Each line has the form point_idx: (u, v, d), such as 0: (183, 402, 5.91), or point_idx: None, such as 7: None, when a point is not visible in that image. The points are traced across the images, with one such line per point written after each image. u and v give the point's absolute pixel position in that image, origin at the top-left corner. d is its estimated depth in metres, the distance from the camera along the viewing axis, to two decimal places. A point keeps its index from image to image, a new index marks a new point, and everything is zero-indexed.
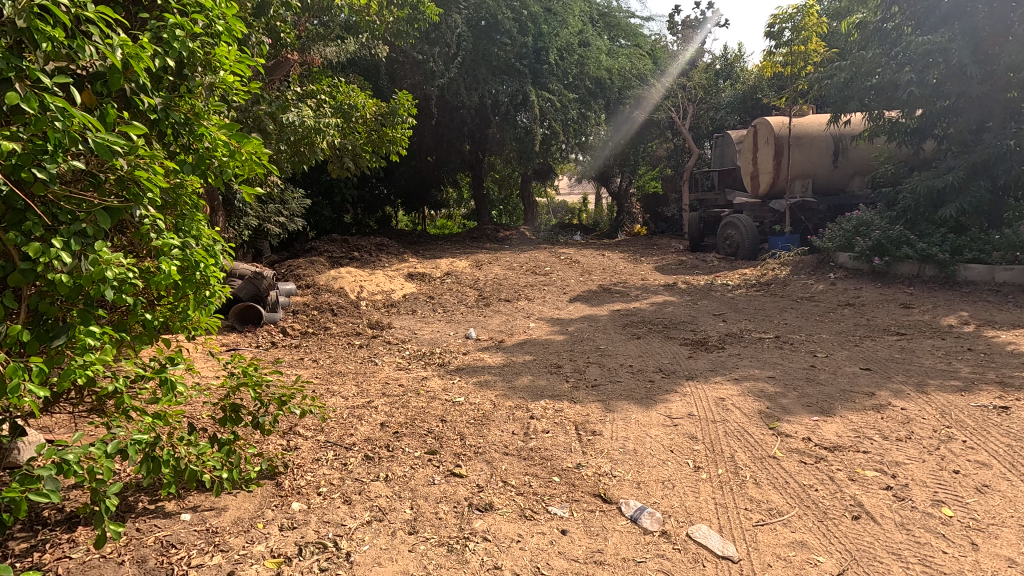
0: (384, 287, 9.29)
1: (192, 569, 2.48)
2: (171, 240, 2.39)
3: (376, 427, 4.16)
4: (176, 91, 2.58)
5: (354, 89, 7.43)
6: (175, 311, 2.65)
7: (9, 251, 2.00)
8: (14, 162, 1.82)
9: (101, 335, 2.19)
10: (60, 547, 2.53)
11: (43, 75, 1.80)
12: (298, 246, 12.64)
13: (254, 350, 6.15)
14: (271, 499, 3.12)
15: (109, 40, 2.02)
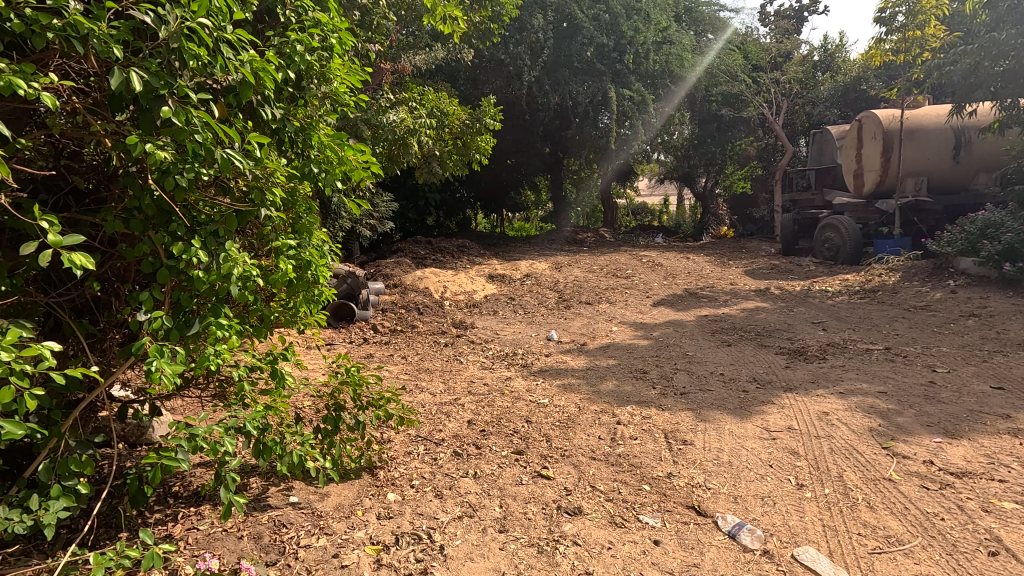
0: (466, 287, 9.50)
1: (301, 549, 2.65)
2: (289, 240, 2.57)
3: (463, 424, 4.25)
4: (293, 101, 2.76)
5: (443, 96, 7.73)
6: (287, 307, 2.84)
7: (156, 249, 2.22)
8: (163, 171, 2.00)
9: (229, 328, 2.38)
10: (189, 519, 2.75)
11: (190, 93, 1.98)
12: (385, 247, 13.19)
13: (348, 345, 6.48)
14: (368, 488, 3.26)
15: (241, 56, 2.15)
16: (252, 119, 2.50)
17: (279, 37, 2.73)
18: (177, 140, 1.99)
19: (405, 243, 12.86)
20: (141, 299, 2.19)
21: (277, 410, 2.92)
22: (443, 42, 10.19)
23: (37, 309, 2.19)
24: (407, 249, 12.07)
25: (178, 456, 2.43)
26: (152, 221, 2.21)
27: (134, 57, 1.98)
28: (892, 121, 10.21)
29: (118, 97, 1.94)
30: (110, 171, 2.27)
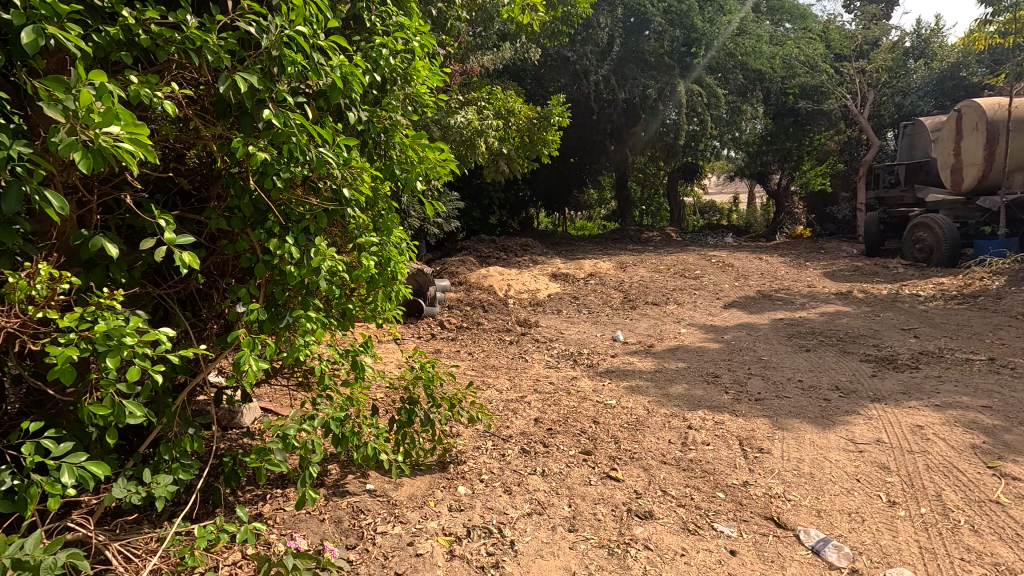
0: (530, 286, 9.52)
1: (378, 535, 2.75)
2: (372, 238, 2.67)
3: (530, 422, 4.26)
4: (377, 103, 2.88)
5: (511, 95, 7.79)
6: (367, 303, 2.96)
7: (254, 244, 2.37)
8: (262, 171, 2.14)
9: (317, 321, 2.50)
10: (276, 500, 2.92)
11: (288, 97, 2.11)
12: (450, 246, 13.45)
13: (417, 340, 6.66)
14: (439, 480, 3.34)
15: (332, 61, 2.26)
16: (340, 122, 2.63)
17: (365, 42, 2.86)
18: (276, 142, 2.12)
19: (470, 241, 13.05)
20: (239, 292, 2.35)
21: (358, 401, 3.04)
22: (511, 41, 10.25)
23: (150, 299, 2.39)
24: (471, 247, 12.25)
25: (278, 457, 2.61)
26: (250, 219, 2.37)
27: (238, 65, 2.12)
28: (998, 110, 9.30)
29: (225, 103, 2.09)
30: (213, 172, 2.44)
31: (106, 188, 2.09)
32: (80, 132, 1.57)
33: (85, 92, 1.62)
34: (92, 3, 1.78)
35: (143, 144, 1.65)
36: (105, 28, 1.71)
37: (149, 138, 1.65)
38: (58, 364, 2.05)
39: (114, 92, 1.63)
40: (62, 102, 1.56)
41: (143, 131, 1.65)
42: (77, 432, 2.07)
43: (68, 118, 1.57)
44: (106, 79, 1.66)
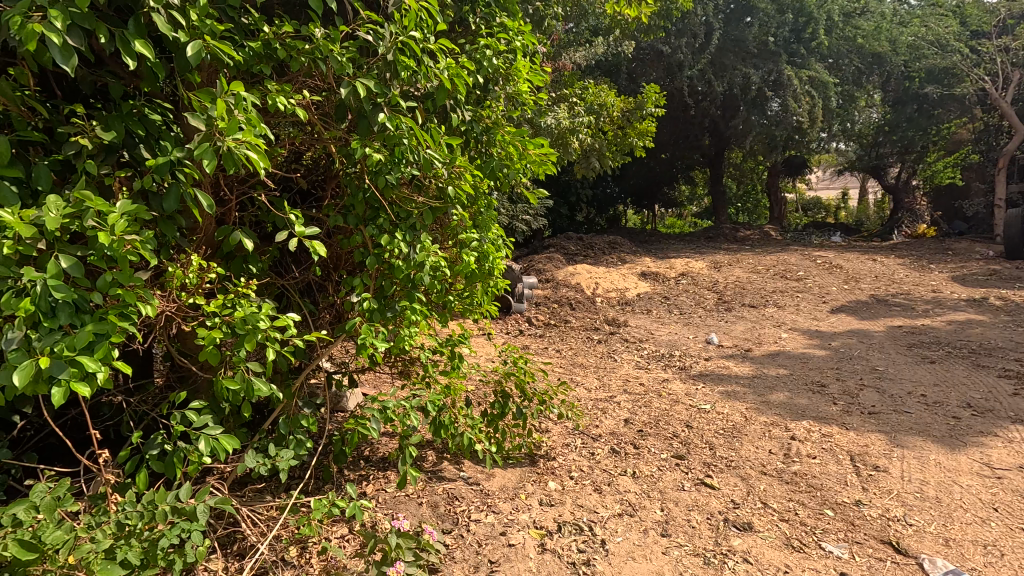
0: (618, 284, 9.35)
1: (472, 522, 2.84)
2: (472, 234, 2.76)
3: (620, 422, 4.20)
4: (479, 103, 2.97)
5: (604, 90, 7.70)
6: (465, 297, 3.05)
7: (365, 240, 2.53)
8: (375, 171, 2.28)
9: (421, 313, 2.62)
10: (379, 480, 3.10)
11: (400, 101, 2.23)
12: (537, 243, 13.52)
13: (506, 336, 6.78)
14: (530, 474, 3.39)
15: (440, 64, 2.35)
16: (446, 123, 2.74)
17: (469, 44, 2.95)
18: (389, 143, 2.24)
19: (557, 239, 13.06)
20: (353, 285, 2.52)
21: (455, 391, 3.15)
22: (604, 36, 10.12)
23: (275, 289, 2.62)
24: (558, 245, 12.24)
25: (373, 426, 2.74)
26: (364, 217, 2.53)
27: (358, 72, 2.27)
28: None
29: (345, 108, 2.24)
30: (331, 172, 2.63)
31: (243, 188, 2.32)
32: (215, 137, 1.72)
33: (227, 102, 1.79)
34: (239, 23, 1.99)
35: (260, 150, 1.76)
36: (248, 44, 1.91)
37: (258, 142, 1.74)
38: (201, 345, 2.31)
39: (247, 102, 1.77)
40: (207, 111, 1.74)
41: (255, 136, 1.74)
42: (215, 406, 2.32)
43: (209, 126, 1.74)
44: (246, 92, 1.82)
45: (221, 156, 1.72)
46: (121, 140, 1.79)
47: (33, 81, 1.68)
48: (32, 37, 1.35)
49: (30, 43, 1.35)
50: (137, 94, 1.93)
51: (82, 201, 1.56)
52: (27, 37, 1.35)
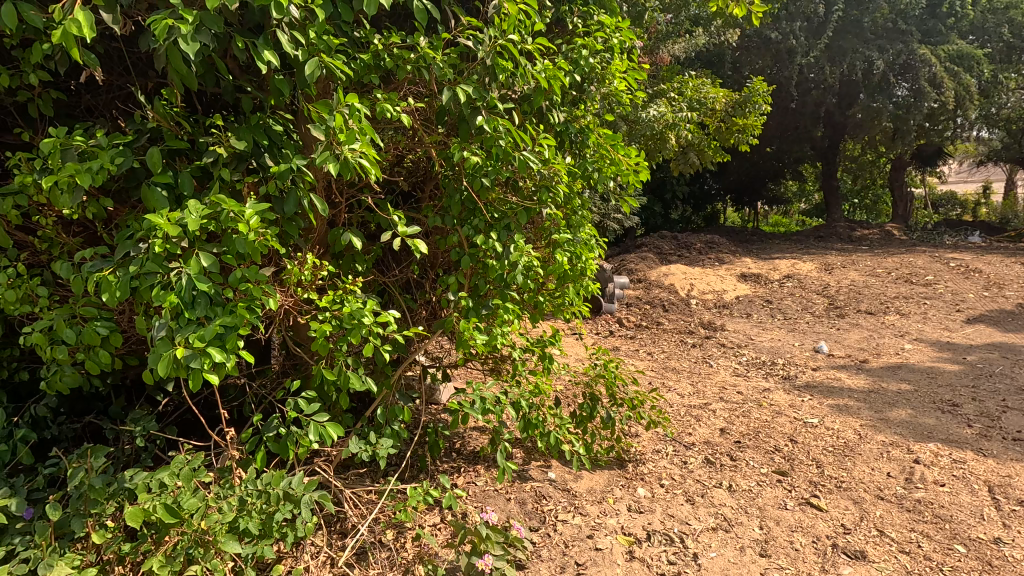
0: (716, 286, 8.89)
1: (559, 523, 2.84)
2: (565, 235, 2.75)
3: (715, 431, 4.01)
4: (574, 103, 2.97)
5: (706, 83, 7.39)
6: (556, 298, 3.05)
7: (461, 240, 2.61)
8: (472, 172, 2.34)
9: (513, 312, 2.65)
10: (468, 473, 3.17)
11: (498, 103, 2.28)
12: (629, 242, 13.20)
13: (596, 336, 6.69)
14: (618, 478, 3.33)
15: (537, 66, 2.36)
16: (541, 124, 2.76)
17: (565, 42, 2.94)
18: (486, 145, 2.30)
19: (650, 238, 12.66)
20: (449, 283, 2.60)
21: (544, 392, 3.15)
22: (706, 26, 9.70)
23: (378, 286, 2.78)
24: (651, 244, 11.87)
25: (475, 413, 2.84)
26: (460, 218, 2.61)
27: (457, 77, 2.34)
28: None
29: (445, 112, 2.32)
30: (430, 174, 2.73)
31: (351, 192, 2.48)
32: (334, 147, 1.87)
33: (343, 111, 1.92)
34: (352, 36, 2.12)
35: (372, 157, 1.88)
36: (360, 56, 2.03)
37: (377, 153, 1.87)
38: (312, 337, 2.50)
39: (359, 112, 1.89)
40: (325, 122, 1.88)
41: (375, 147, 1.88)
42: (323, 394, 2.50)
43: (328, 136, 1.88)
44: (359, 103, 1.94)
45: (339, 164, 1.86)
46: (250, 150, 1.98)
47: (180, 100, 1.90)
48: (165, 29, 1.54)
49: (161, 34, 1.53)
50: (264, 108, 2.12)
51: (217, 204, 1.74)
52: (160, 30, 1.54)
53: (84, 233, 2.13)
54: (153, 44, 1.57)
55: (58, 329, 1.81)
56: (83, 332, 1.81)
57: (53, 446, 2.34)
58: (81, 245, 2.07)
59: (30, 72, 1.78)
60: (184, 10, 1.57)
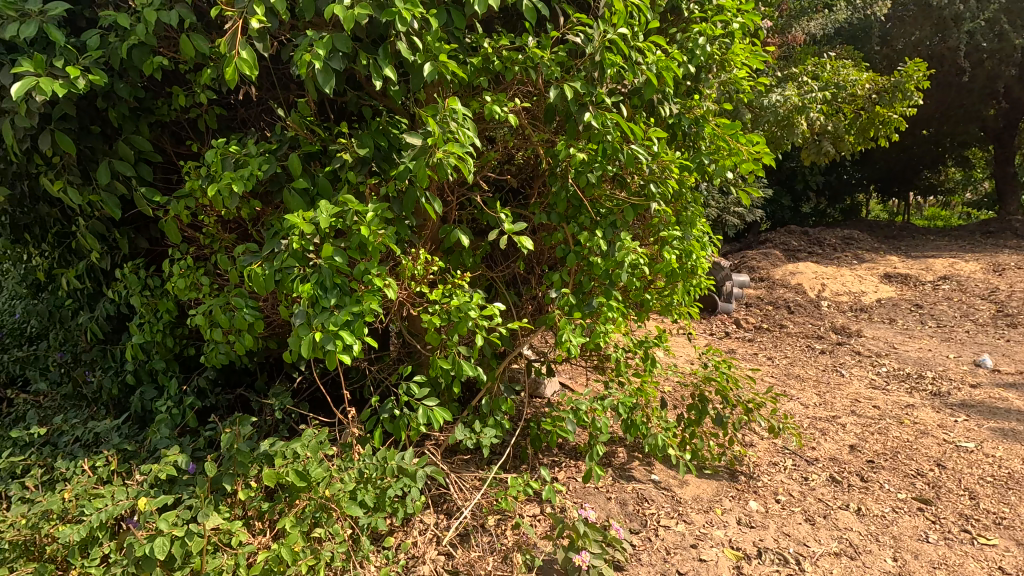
0: (852, 287, 8.00)
1: (661, 528, 2.76)
2: (675, 231, 2.65)
3: (843, 447, 3.64)
4: (690, 94, 2.86)
5: (845, 62, 6.78)
6: (663, 295, 2.95)
7: (567, 236, 2.62)
8: (579, 168, 2.35)
9: (618, 310, 2.60)
10: (570, 468, 3.17)
11: (606, 98, 2.25)
12: (752, 237, 12.31)
13: (710, 337, 6.36)
14: (728, 488, 3.14)
15: (649, 58, 2.30)
16: (653, 117, 2.69)
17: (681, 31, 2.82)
18: (593, 141, 2.29)
19: (777, 233, 11.71)
20: (554, 279, 2.62)
21: (648, 393, 3.06)
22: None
23: (486, 280, 2.89)
24: (777, 240, 10.98)
25: (568, 427, 2.85)
26: (566, 214, 2.63)
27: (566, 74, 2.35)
28: None
29: (553, 110, 2.34)
30: (537, 172, 2.76)
31: (462, 190, 2.59)
32: (429, 151, 1.95)
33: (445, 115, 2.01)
34: (465, 42, 2.21)
35: (463, 162, 1.95)
36: (470, 60, 2.12)
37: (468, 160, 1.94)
38: (424, 327, 2.65)
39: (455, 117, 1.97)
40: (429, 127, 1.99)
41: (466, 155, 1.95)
42: (433, 382, 2.66)
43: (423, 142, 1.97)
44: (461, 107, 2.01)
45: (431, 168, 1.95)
46: (373, 154, 2.15)
47: (312, 111, 2.11)
48: (304, 63, 1.73)
49: (303, 70, 1.72)
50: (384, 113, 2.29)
51: (344, 204, 1.92)
52: (300, 65, 1.74)
53: (237, 230, 2.45)
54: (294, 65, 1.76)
55: (215, 313, 2.10)
56: (235, 316, 2.10)
57: (211, 413, 2.72)
58: (235, 241, 2.37)
59: (199, 93, 2.08)
60: (315, 42, 1.73)
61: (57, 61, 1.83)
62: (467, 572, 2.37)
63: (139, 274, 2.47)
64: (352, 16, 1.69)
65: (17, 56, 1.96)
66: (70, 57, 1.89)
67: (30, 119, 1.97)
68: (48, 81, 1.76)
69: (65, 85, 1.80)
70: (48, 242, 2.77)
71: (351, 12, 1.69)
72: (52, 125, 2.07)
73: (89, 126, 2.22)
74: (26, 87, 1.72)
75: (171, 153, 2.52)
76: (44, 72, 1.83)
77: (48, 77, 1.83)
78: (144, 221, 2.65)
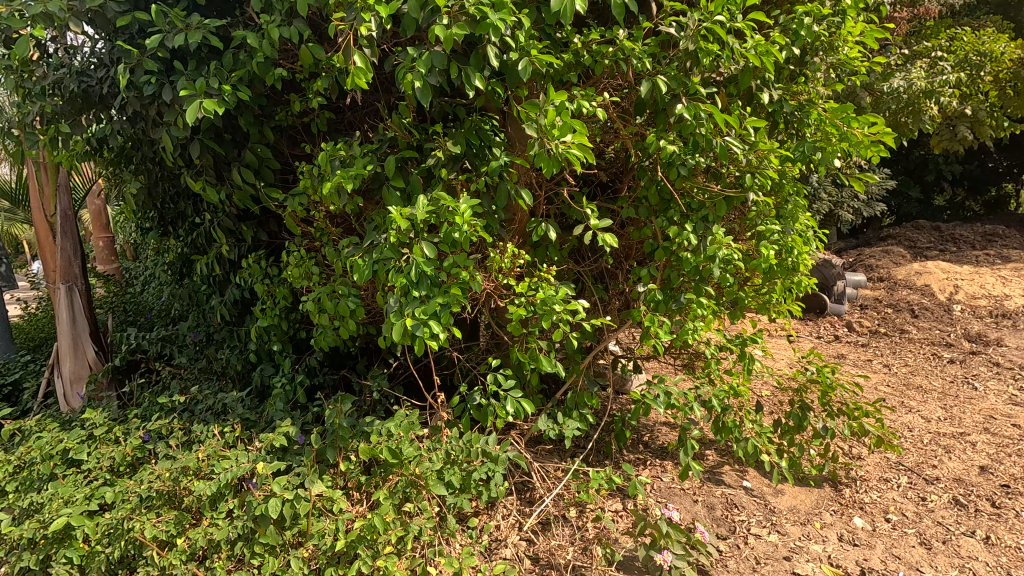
0: (994, 289, 7.05)
1: (751, 536, 2.63)
2: (773, 225, 2.50)
3: (971, 468, 3.25)
4: (793, 78, 2.68)
5: (989, 35, 5.99)
6: (759, 293, 2.81)
7: (655, 231, 2.58)
8: (670, 161, 2.31)
9: (709, 307, 2.49)
10: (655, 467, 3.10)
11: (700, 89, 2.17)
12: (871, 233, 11.21)
13: (815, 340, 5.91)
14: (829, 502, 2.93)
15: (747, 43, 2.19)
16: (750, 105, 2.56)
17: (785, 13, 2.66)
18: (684, 133, 2.23)
19: (901, 228, 10.55)
20: (642, 274, 2.59)
21: (741, 395, 2.92)
22: None
23: (572, 274, 2.90)
24: (901, 237, 9.92)
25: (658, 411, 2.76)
26: (656, 208, 2.59)
27: (657, 66, 2.31)
28: None
29: (643, 103, 2.31)
30: (627, 166, 2.74)
31: (550, 185, 2.63)
32: (547, 143, 2.02)
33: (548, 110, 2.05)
34: (555, 39, 2.24)
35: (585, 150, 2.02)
36: (561, 56, 2.14)
37: (590, 146, 2.01)
38: (510, 319, 2.72)
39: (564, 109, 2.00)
40: (534, 124, 2.04)
41: (587, 139, 2.01)
42: (518, 373, 2.72)
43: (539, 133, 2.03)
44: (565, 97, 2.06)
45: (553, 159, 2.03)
46: (465, 151, 2.25)
47: (411, 112, 2.24)
48: (408, 84, 1.85)
49: (406, 90, 1.85)
50: (476, 112, 2.38)
51: (438, 200, 2.02)
52: (404, 86, 1.86)
53: (344, 224, 2.65)
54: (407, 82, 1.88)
55: (324, 300, 2.31)
56: (339, 304, 2.29)
57: (319, 391, 2.99)
58: (341, 234, 2.58)
59: (314, 100, 2.28)
60: (418, 60, 1.84)
61: (211, 83, 2.10)
62: (547, 559, 2.42)
63: (260, 264, 2.76)
64: (451, 37, 1.78)
65: (175, 78, 2.27)
66: (215, 76, 2.17)
67: (184, 130, 2.30)
68: (210, 103, 2.04)
69: (220, 102, 2.09)
70: (189, 235, 3.17)
71: (450, 33, 1.78)
72: (197, 134, 2.38)
73: (223, 134, 2.52)
74: (196, 109, 2.03)
75: (288, 154, 2.78)
76: (203, 92, 2.12)
77: (207, 96, 2.12)
78: (265, 216, 2.95)
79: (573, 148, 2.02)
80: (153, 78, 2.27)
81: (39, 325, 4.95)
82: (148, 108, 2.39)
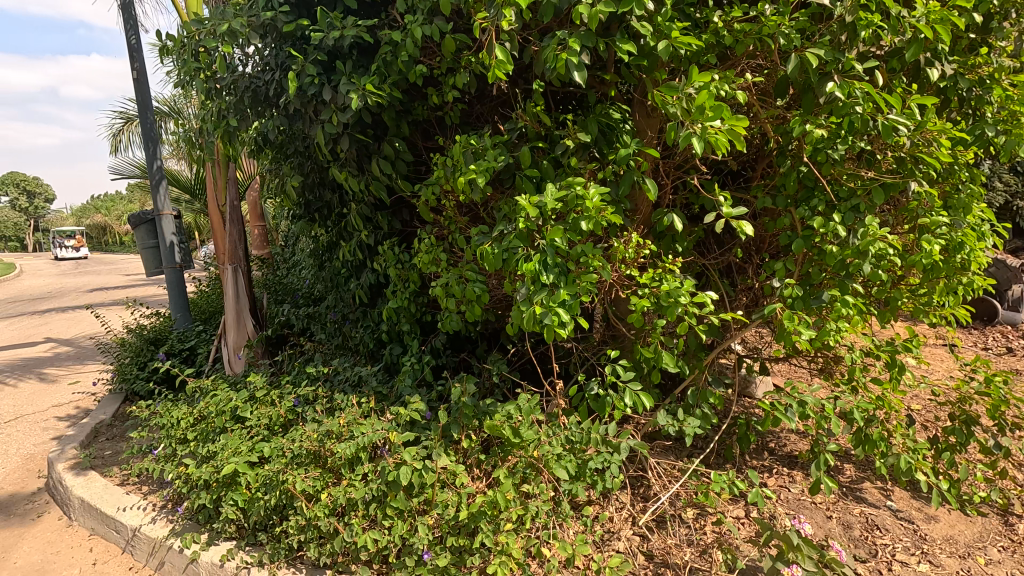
0: None
1: (897, 563, 2.37)
2: (940, 217, 2.20)
3: None
4: (974, 48, 2.35)
5: None
6: (917, 293, 2.49)
7: (795, 223, 2.40)
8: (818, 146, 2.13)
9: (856, 307, 2.25)
10: (782, 477, 2.89)
11: (857, 64, 1.97)
12: None
13: (981, 350, 5.12)
14: (997, 536, 2.54)
15: (917, 10, 1.94)
16: (917, 81, 2.29)
17: None
18: (836, 115, 2.03)
19: None
20: (777, 268, 2.40)
21: (891, 406, 2.61)
22: None
23: (697, 266, 2.79)
24: None
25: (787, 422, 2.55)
26: (796, 197, 2.41)
27: (807, 42, 2.14)
28: None
29: (786, 82, 2.16)
30: (763, 152, 2.58)
31: (679, 173, 2.54)
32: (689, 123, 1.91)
33: (691, 93, 1.92)
34: (693, 18, 2.16)
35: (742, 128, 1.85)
36: (700, 37, 2.05)
37: (743, 129, 1.83)
38: (631, 311, 2.68)
39: (709, 92, 1.84)
40: (675, 108, 1.93)
41: (739, 122, 1.84)
42: (637, 366, 2.68)
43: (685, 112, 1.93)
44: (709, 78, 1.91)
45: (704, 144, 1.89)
46: (593, 141, 2.24)
47: (542, 101, 2.28)
48: (563, 62, 1.86)
49: (561, 70, 1.86)
50: (605, 100, 2.38)
51: (567, 188, 2.03)
52: (559, 64, 1.87)
53: (471, 214, 2.77)
54: (550, 69, 1.91)
55: (452, 284, 2.43)
56: (466, 288, 2.40)
57: (443, 370, 3.16)
58: (468, 222, 2.69)
59: (450, 93, 2.40)
60: (572, 39, 1.85)
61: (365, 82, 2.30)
62: (662, 558, 2.36)
63: (393, 250, 2.96)
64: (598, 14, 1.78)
65: (334, 78, 2.51)
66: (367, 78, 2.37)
67: (338, 126, 2.53)
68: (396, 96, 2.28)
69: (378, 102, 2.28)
70: (332, 223, 3.50)
71: (596, 10, 1.78)
72: (349, 130, 2.62)
73: (367, 130, 2.75)
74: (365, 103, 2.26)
75: (422, 146, 2.96)
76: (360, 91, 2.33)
77: (361, 95, 2.32)
78: (398, 205, 3.17)
79: (722, 132, 1.85)
80: (315, 79, 2.53)
81: (210, 301, 5.73)
82: (307, 106, 2.66)
